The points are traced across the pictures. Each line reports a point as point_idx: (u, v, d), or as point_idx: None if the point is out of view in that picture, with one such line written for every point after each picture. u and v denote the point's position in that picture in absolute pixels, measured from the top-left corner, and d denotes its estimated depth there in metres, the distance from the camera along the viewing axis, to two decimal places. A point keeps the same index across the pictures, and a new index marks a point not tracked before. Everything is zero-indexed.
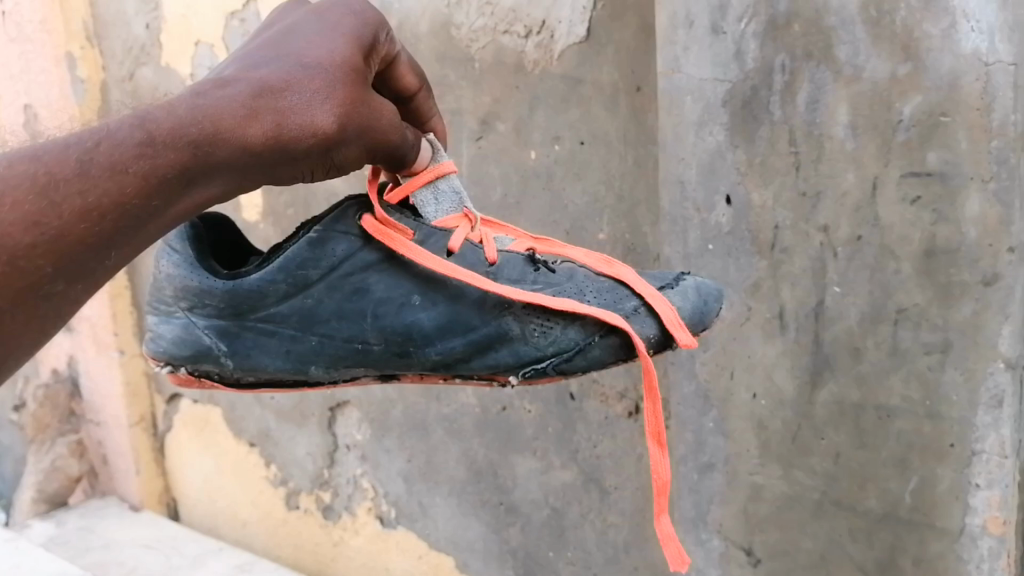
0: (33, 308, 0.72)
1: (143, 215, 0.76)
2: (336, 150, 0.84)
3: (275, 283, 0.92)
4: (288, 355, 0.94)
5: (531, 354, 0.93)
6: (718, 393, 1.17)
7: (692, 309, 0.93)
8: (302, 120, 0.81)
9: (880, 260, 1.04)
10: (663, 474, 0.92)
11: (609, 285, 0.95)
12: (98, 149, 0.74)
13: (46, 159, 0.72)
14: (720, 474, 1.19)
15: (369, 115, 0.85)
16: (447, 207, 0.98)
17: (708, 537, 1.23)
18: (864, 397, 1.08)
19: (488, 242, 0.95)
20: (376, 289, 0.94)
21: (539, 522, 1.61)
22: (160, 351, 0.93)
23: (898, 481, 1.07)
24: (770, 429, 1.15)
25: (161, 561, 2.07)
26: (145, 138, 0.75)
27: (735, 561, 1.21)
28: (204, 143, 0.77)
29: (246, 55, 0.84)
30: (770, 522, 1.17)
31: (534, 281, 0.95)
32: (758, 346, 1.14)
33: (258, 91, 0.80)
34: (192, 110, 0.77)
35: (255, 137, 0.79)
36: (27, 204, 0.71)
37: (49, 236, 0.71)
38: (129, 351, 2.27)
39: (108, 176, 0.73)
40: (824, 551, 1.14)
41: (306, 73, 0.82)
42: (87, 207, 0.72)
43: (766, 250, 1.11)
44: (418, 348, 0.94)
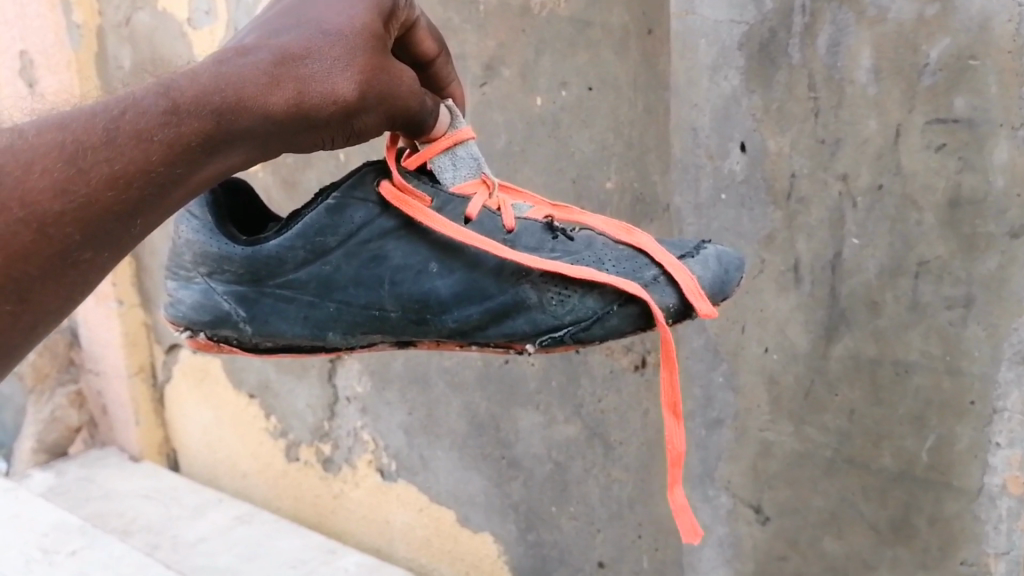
0: (60, 276, 0.69)
1: (168, 184, 0.71)
2: (358, 119, 0.78)
3: (294, 250, 0.89)
4: (305, 322, 0.91)
5: (549, 323, 0.88)
6: (728, 347, 1.14)
7: (713, 278, 0.89)
8: (323, 87, 0.75)
9: (901, 210, 0.99)
10: (678, 445, 0.89)
11: (629, 254, 0.90)
12: (123, 117, 0.69)
13: (72, 125, 0.68)
14: (729, 430, 1.17)
15: (391, 81, 0.79)
16: (465, 172, 0.93)
17: (715, 494, 1.21)
18: (881, 353, 1.04)
19: (506, 209, 0.91)
20: (393, 256, 0.90)
21: (541, 476, 1.58)
22: (179, 316, 0.91)
23: (915, 439, 1.04)
24: (783, 384, 1.11)
25: (161, 511, 2.06)
26: (171, 105, 0.70)
27: (744, 518, 1.19)
28: (226, 111, 0.72)
29: (267, 21, 0.78)
30: (779, 479, 1.15)
31: (553, 249, 0.90)
32: (771, 299, 1.10)
33: (279, 58, 0.74)
34: (213, 77, 0.72)
35: (277, 105, 0.74)
36: (53, 171, 0.67)
37: (75, 206, 0.68)
38: (127, 301, 2.24)
39: (132, 144, 0.69)
40: (836, 509, 1.11)
41: (327, 39, 0.76)
42: (113, 176, 0.69)
43: (781, 200, 1.06)
44: (435, 316, 0.90)
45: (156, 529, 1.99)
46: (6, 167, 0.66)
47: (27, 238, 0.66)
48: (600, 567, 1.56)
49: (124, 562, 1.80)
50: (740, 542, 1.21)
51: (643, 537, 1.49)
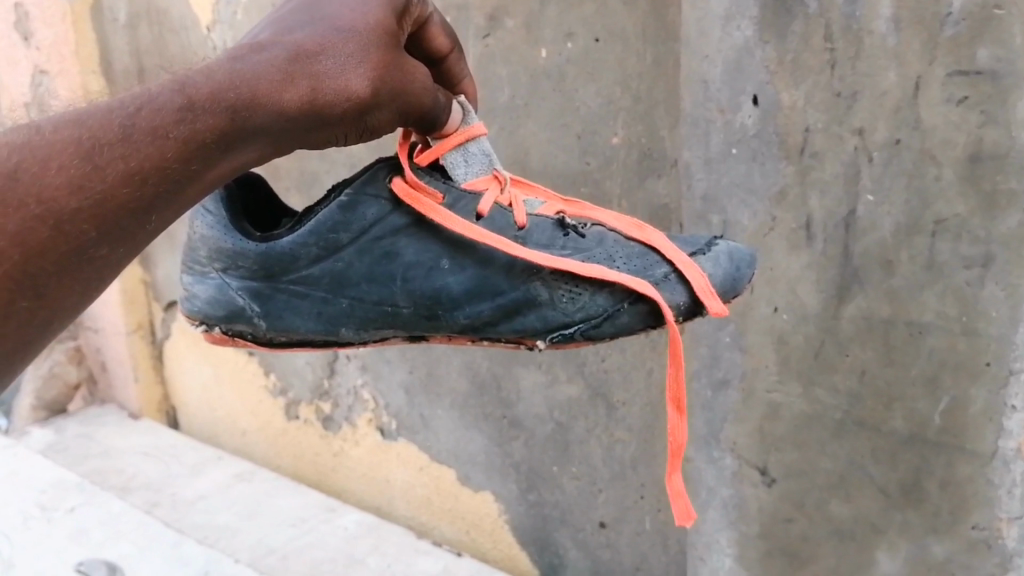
0: (77, 273, 0.68)
1: (182, 180, 0.72)
2: (369, 114, 0.81)
3: (307, 247, 0.91)
4: (319, 317, 0.93)
5: (559, 320, 0.90)
6: (736, 306, 1.11)
7: (724, 276, 0.90)
8: (336, 84, 0.78)
9: (919, 166, 0.96)
10: (679, 437, 0.90)
11: (640, 251, 0.92)
12: (139, 114, 0.70)
13: (88, 123, 0.69)
14: (735, 391, 1.15)
15: (403, 77, 0.82)
16: (477, 169, 0.95)
17: (720, 456, 1.19)
18: (895, 313, 1.01)
19: (517, 206, 0.92)
20: (406, 253, 0.92)
21: (543, 436, 1.57)
22: (195, 310, 0.93)
23: (927, 401, 1.02)
24: (792, 344, 1.09)
25: (160, 468, 2.05)
26: (186, 102, 0.72)
27: (749, 481, 1.17)
28: (241, 108, 0.74)
29: (280, 20, 0.81)
30: (787, 441, 1.13)
31: (563, 247, 0.92)
32: (782, 258, 1.07)
33: (293, 55, 0.77)
34: (229, 74, 0.74)
35: (292, 101, 0.76)
36: (70, 167, 0.67)
37: (92, 202, 0.68)
38: None
39: (149, 141, 0.70)
40: (844, 472, 1.09)
41: (339, 37, 0.79)
42: (129, 172, 0.69)
43: (794, 155, 1.02)
44: (446, 311, 0.92)
45: (156, 487, 1.97)
46: (23, 164, 0.66)
47: (44, 233, 0.66)
48: (602, 527, 1.54)
49: (123, 519, 1.79)
50: (745, 504, 1.19)
51: (646, 498, 1.47)
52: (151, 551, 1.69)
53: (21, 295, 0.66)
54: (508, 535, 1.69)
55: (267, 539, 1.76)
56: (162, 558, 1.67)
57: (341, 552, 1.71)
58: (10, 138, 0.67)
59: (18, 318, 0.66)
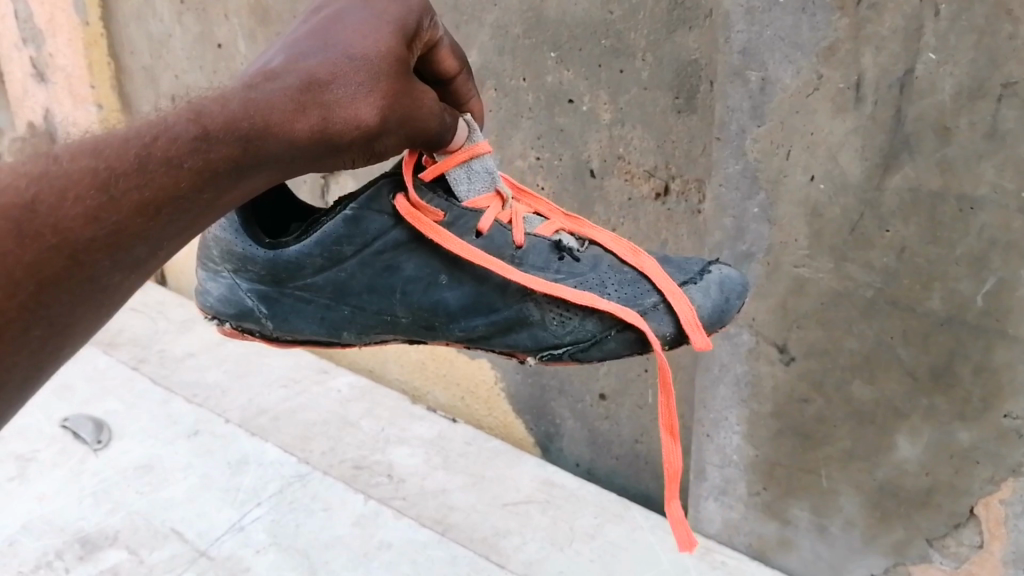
0: (88, 306, 0.61)
1: (195, 211, 0.65)
2: (377, 142, 0.74)
3: (313, 257, 0.87)
4: (322, 322, 0.90)
5: (549, 340, 0.88)
6: (769, 174, 1.04)
7: (712, 307, 0.87)
8: (346, 113, 0.71)
9: (991, 22, 0.85)
10: (675, 462, 0.90)
11: (632, 277, 0.89)
12: (155, 143, 0.63)
13: (106, 152, 0.61)
14: (759, 264, 1.10)
15: (413, 104, 0.75)
16: (479, 186, 0.89)
17: (737, 331, 1.18)
18: (946, 185, 0.93)
19: (517, 225, 0.89)
20: (406, 267, 0.88)
21: None
22: (208, 305, 0.90)
23: (971, 282, 0.96)
24: (826, 217, 1.02)
25: (148, 324, 1.99)
26: (203, 130, 0.64)
27: (766, 358, 1.16)
28: (254, 138, 0.67)
29: (289, 44, 0.73)
30: (811, 318, 1.09)
31: (558, 271, 0.89)
32: (824, 122, 0.98)
33: (305, 84, 0.70)
34: (243, 102, 0.67)
35: (302, 132, 0.69)
36: (87, 198, 0.59)
37: (105, 235, 0.60)
38: (108, 106, 2.07)
39: (164, 172, 0.63)
40: (870, 353, 1.07)
41: (351, 63, 0.72)
42: (143, 203, 0.62)
43: (849, 6, 0.92)
44: (443, 324, 0.90)
45: (143, 344, 1.91)
46: (39, 194, 0.58)
47: (59, 265, 0.58)
48: (602, 398, 1.51)
49: (110, 377, 1.75)
50: (760, 382, 1.18)
51: (650, 372, 1.42)
52: (138, 410, 1.66)
53: (33, 326, 0.58)
54: (504, 403, 1.66)
55: (259, 400, 1.70)
56: (150, 415, 1.64)
57: (333, 415, 1.67)
58: (24, 165, 0.59)
59: (26, 354, 0.58)
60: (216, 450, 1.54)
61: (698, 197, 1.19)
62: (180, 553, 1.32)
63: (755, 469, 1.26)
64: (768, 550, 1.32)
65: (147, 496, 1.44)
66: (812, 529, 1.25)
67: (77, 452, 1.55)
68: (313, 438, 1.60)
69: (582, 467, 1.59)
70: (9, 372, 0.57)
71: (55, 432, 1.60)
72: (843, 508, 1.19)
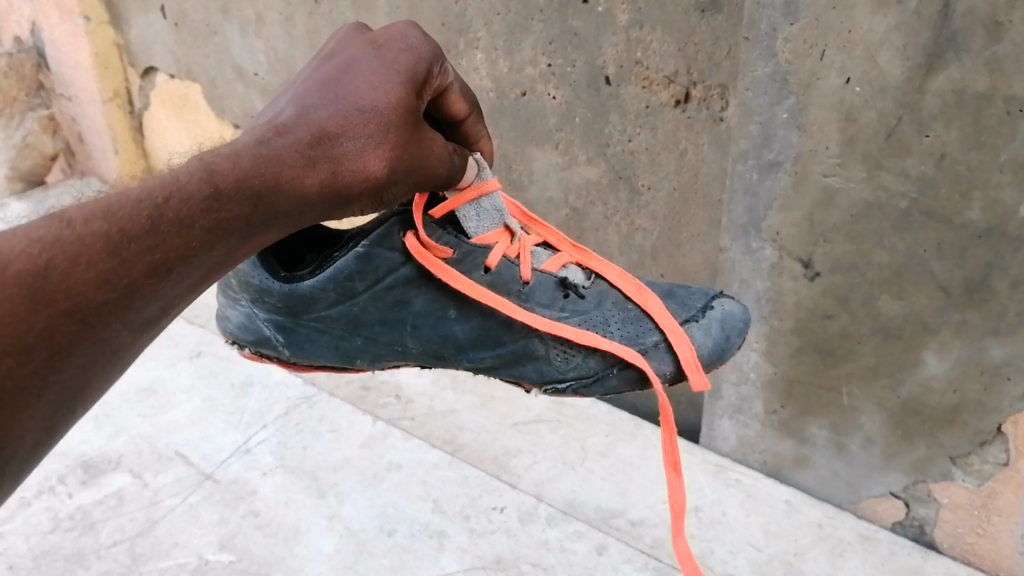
0: (101, 368, 0.61)
1: (204, 267, 0.66)
2: (386, 191, 0.76)
3: (326, 291, 0.88)
4: (337, 351, 0.92)
5: (554, 375, 0.93)
6: (800, 77, 0.98)
7: (713, 347, 0.92)
8: (355, 167, 0.73)
9: None
10: (680, 500, 0.91)
11: (635, 314, 0.93)
12: (167, 203, 0.64)
13: (118, 214, 0.62)
14: (786, 175, 1.05)
15: (422, 153, 0.77)
16: (488, 224, 0.92)
17: (759, 247, 1.12)
18: (993, 86, 0.87)
19: (525, 260, 0.92)
20: (416, 302, 0.90)
21: (555, 223, 1.37)
22: (228, 330, 0.92)
23: (1013, 190, 0.91)
24: (861, 122, 0.96)
25: None
26: (214, 188, 0.66)
27: (790, 274, 1.11)
28: (264, 194, 0.68)
29: (299, 95, 0.75)
30: (839, 232, 1.04)
31: (564, 309, 0.93)
32: (865, 19, 0.91)
33: (316, 138, 0.72)
34: (255, 159, 0.68)
35: (313, 187, 0.71)
36: (98, 262, 0.60)
37: (116, 298, 0.61)
38: (96, 18, 1.96)
39: (176, 232, 0.63)
40: (901, 267, 1.02)
41: (362, 115, 0.73)
42: (154, 263, 0.62)
43: None
44: (452, 355, 0.93)
45: None
46: (51, 259, 0.58)
47: (70, 329, 0.59)
48: None
49: None
50: (781, 299, 1.14)
51: None
52: None
53: (47, 391, 0.58)
54: None
55: None
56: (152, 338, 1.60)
57: None
58: (37, 231, 0.59)
59: (39, 420, 0.58)
60: (219, 372, 1.51)
61: (721, 104, 1.13)
62: (186, 477, 1.30)
63: (772, 387, 1.23)
64: (783, 467, 1.30)
65: (150, 420, 1.41)
66: (830, 447, 1.22)
67: None
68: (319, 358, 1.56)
69: None
70: (22, 438, 0.57)
71: None
72: (863, 426, 1.17)
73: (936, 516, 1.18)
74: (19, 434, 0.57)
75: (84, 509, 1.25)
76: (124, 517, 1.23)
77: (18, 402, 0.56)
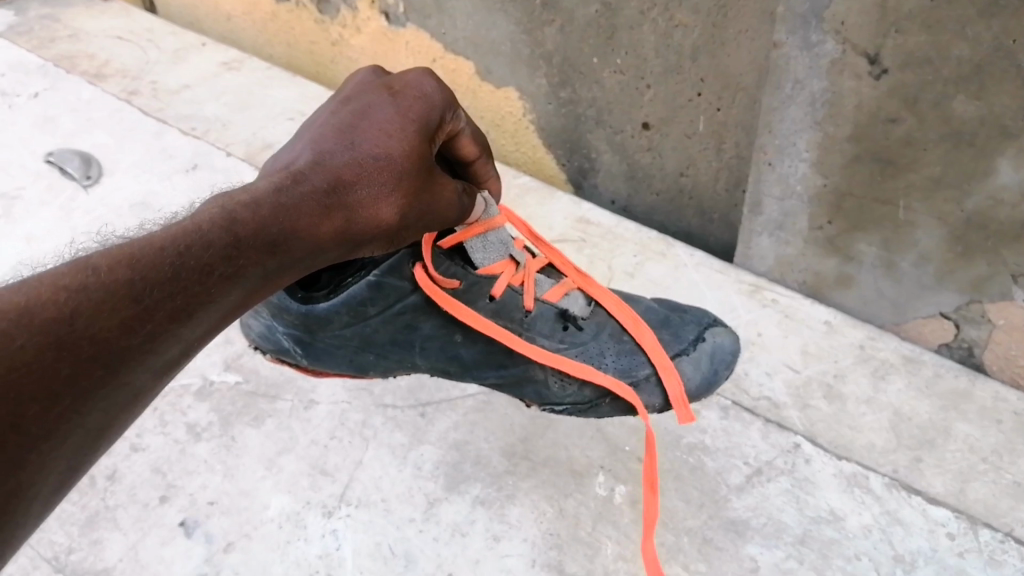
0: (121, 411, 0.57)
1: (224, 309, 0.63)
2: (396, 234, 0.77)
3: (340, 313, 0.89)
4: (352, 362, 0.96)
5: (551, 398, 0.97)
6: None
7: (700, 380, 0.96)
8: (368, 215, 0.74)
9: None
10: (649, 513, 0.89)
11: (630, 347, 0.96)
12: (187, 250, 0.61)
13: (141, 262, 0.59)
14: None
15: (431, 198, 0.78)
16: (494, 255, 0.92)
17: (820, 40, 0.99)
18: None
19: (529, 289, 0.94)
20: (425, 326, 0.93)
21: (584, 21, 1.22)
22: (252, 335, 0.96)
23: None
24: None
25: (137, 55, 1.64)
26: (235, 237, 0.64)
27: (852, 71, 0.98)
28: (283, 241, 0.67)
29: (312, 142, 0.76)
30: (915, 21, 0.91)
31: (562, 340, 0.96)
32: None
33: (331, 187, 0.72)
34: (272, 209, 0.67)
35: (327, 234, 0.71)
36: (120, 309, 0.56)
37: (138, 343, 0.57)
38: None
39: (197, 280, 0.61)
40: (983, 61, 0.89)
41: (374, 164, 0.74)
42: (176, 309, 0.59)
43: None
44: (458, 371, 0.98)
45: (133, 75, 1.58)
46: (76, 307, 0.54)
47: (95, 374, 0.54)
48: (644, 128, 1.28)
49: (95, 108, 1.48)
50: (840, 101, 1.01)
51: (703, 96, 1.18)
52: (129, 142, 1.41)
53: (75, 432, 0.54)
54: (534, 137, 1.43)
55: (264, 134, 1.43)
56: (142, 147, 1.40)
57: None
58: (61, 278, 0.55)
59: (62, 468, 0.53)
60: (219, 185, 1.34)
61: None
62: None
63: (821, 201, 1.12)
64: (824, 287, 1.21)
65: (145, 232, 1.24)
66: (878, 266, 1.14)
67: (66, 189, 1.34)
68: None
69: (618, 205, 1.41)
70: (47, 477, 0.52)
71: (39, 168, 1.36)
72: (919, 243, 1.08)
73: (988, 338, 1.11)
74: (41, 483, 0.52)
75: None
76: None
77: (40, 445, 0.51)
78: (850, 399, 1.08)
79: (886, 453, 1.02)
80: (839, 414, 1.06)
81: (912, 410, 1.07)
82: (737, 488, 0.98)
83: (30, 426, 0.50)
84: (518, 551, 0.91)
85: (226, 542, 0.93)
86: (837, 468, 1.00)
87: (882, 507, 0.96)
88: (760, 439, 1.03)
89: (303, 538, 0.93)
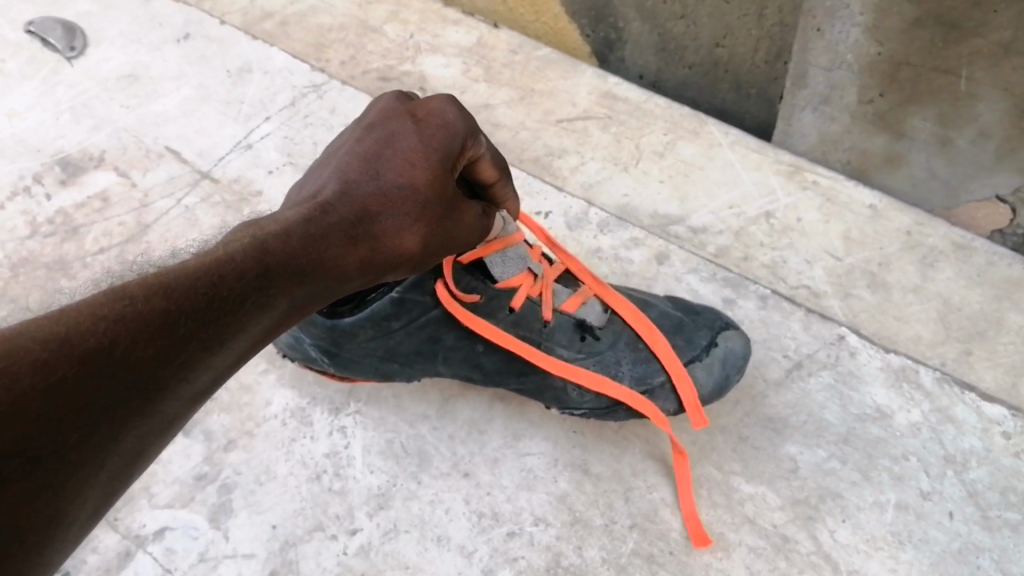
0: (154, 441, 0.48)
1: (255, 337, 0.55)
2: (419, 264, 0.70)
3: (365, 328, 0.80)
4: (376, 370, 0.86)
5: (570, 408, 0.88)
6: None
7: (713, 387, 0.86)
8: (392, 245, 0.67)
9: None
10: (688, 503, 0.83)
11: (645, 355, 0.87)
12: (222, 279, 0.53)
13: (176, 288, 0.50)
14: None
15: (456, 225, 0.71)
16: (514, 270, 0.82)
17: None
18: None
19: (548, 299, 0.84)
20: (448, 337, 0.84)
21: None
22: (279, 343, 0.86)
23: None
24: None
25: None
26: (266, 266, 0.56)
27: None
28: (311, 269, 0.60)
29: (337, 169, 0.68)
30: None
31: (579, 351, 0.86)
32: None
33: (357, 218, 0.65)
34: (302, 238, 0.60)
35: (354, 262, 0.63)
36: (158, 337, 0.47)
37: (173, 372, 0.48)
38: None
39: (231, 309, 0.53)
40: None
41: (400, 194, 0.67)
42: (209, 338, 0.51)
43: None
44: (479, 378, 0.88)
45: None
46: (113, 335, 0.45)
47: (132, 403, 0.46)
48: None
49: None
50: None
51: None
52: (115, 9, 1.31)
53: (103, 463, 0.45)
54: (556, 6, 1.30)
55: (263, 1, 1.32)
56: (130, 14, 1.30)
57: (351, 19, 1.29)
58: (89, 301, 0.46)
59: (91, 499, 0.45)
60: (213, 56, 1.25)
61: None
62: (180, 176, 1.13)
63: (873, 70, 1.02)
64: (870, 166, 1.12)
65: (134, 112, 1.19)
66: (932, 143, 1.04)
67: (48, 62, 1.25)
68: (328, 48, 1.26)
69: (646, 81, 1.31)
70: (82, 504, 0.44)
71: (19, 39, 1.27)
72: (979, 117, 0.98)
73: None
74: (70, 514, 0.43)
75: (66, 212, 1.09)
76: (112, 221, 1.09)
77: (72, 475, 0.43)
78: (896, 288, 1.00)
79: (934, 345, 0.95)
80: (884, 303, 0.98)
81: (963, 300, 0.98)
82: (776, 383, 0.92)
83: (59, 457, 0.42)
84: (539, 451, 0.88)
85: (227, 441, 0.89)
86: (884, 362, 0.93)
87: (932, 404, 0.90)
88: (801, 330, 0.97)
89: (309, 436, 0.89)
